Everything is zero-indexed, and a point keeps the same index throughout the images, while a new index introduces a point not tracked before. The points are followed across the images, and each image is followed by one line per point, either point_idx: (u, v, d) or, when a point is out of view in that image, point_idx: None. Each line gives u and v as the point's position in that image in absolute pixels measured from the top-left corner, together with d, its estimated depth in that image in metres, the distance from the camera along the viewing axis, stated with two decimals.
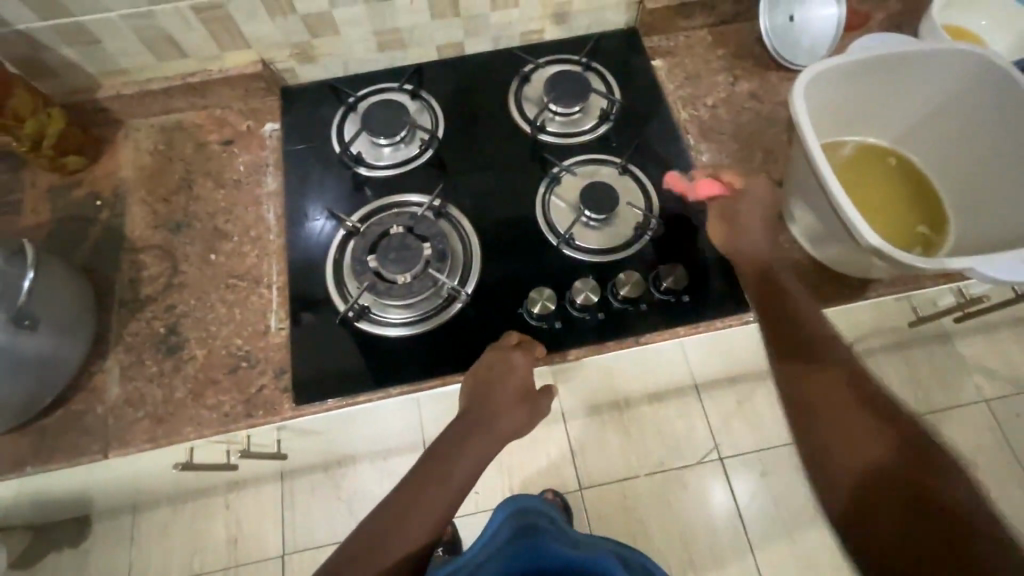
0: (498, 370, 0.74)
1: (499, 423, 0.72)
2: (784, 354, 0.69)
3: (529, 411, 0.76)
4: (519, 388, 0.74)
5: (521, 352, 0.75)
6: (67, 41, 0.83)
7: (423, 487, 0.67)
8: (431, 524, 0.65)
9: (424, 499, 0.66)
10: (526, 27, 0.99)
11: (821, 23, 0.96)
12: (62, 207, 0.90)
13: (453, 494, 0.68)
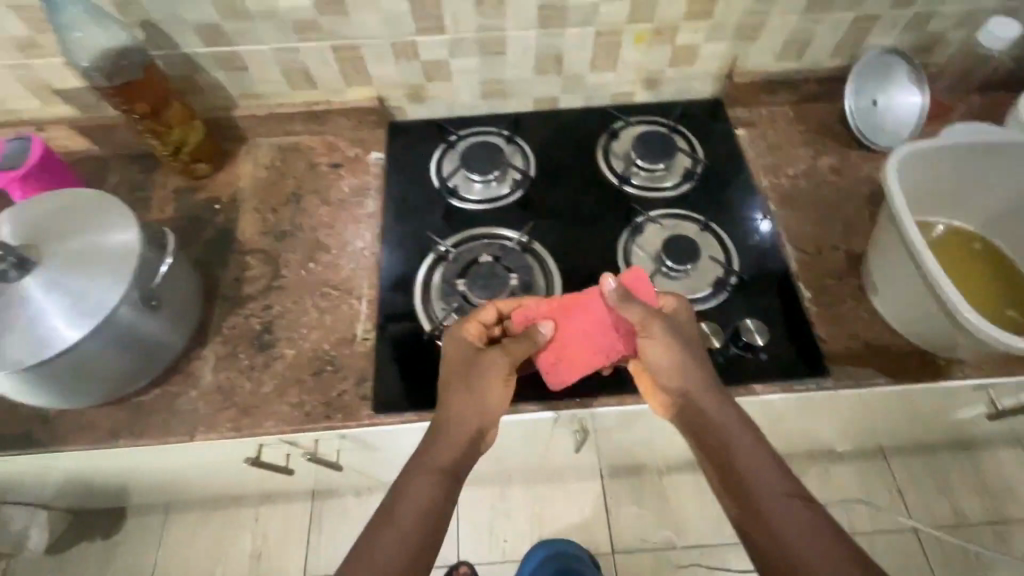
0: (449, 356, 0.75)
1: (458, 397, 0.72)
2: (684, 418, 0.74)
3: (496, 372, 0.73)
4: (469, 359, 0.74)
5: (474, 339, 0.76)
6: (219, 66, 0.94)
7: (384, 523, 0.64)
8: (399, 556, 0.62)
9: (389, 533, 0.63)
10: (621, 89, 1.05)
11: (903, 109, 1.01)
12: (184, 207, 0.99)
13: (432, 482, 0.67)
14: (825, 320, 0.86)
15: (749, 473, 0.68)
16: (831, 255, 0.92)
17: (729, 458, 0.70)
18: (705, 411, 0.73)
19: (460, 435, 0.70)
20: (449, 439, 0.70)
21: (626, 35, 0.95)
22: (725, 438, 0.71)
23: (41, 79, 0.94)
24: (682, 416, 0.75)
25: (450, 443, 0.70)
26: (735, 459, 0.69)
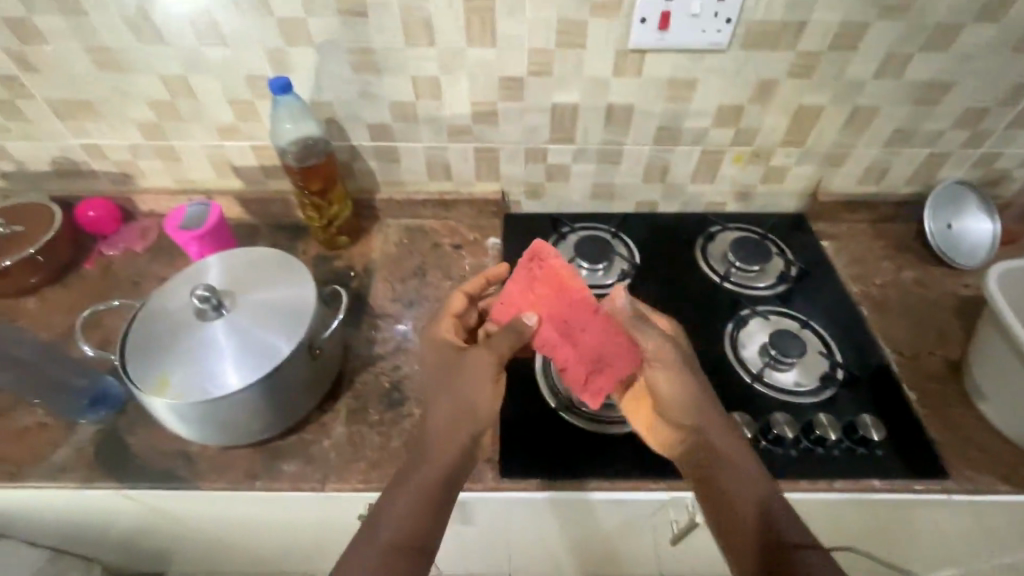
0: (431, 363, 0.80)
1: (444, 410, 0.74)
2: (689, 446, 0.77)
3: (479, 373, 0.74)
4: (448, 365, 0.77)
5: (448, 327, 0.84)
6: (376, 158, 1.10)
7: (376, 520, 0.68)
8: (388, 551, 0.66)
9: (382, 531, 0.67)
10: (715, 199, 1.18)
11: (976, 233, 1.10)
12: (322, 273, 1.11)
13: (421, 496, 0.69)
14: (936, 422, 0.88)
15: (738, 503, 0.71)
16: (929, 359, 0.97)
17: (732, 495, 0.72)
18: (713, 442, 0.75)
19: (451, 447, 0.72)
20: (441, 452, 0.72)
21: (728, 155, 1.09)
22: (721, 469, 0.74)
23: (226, 157, 1.10)
24: (688, 445, 0.77)
25: (439, 457, 0.71)
26: (726, 488, 0.73)
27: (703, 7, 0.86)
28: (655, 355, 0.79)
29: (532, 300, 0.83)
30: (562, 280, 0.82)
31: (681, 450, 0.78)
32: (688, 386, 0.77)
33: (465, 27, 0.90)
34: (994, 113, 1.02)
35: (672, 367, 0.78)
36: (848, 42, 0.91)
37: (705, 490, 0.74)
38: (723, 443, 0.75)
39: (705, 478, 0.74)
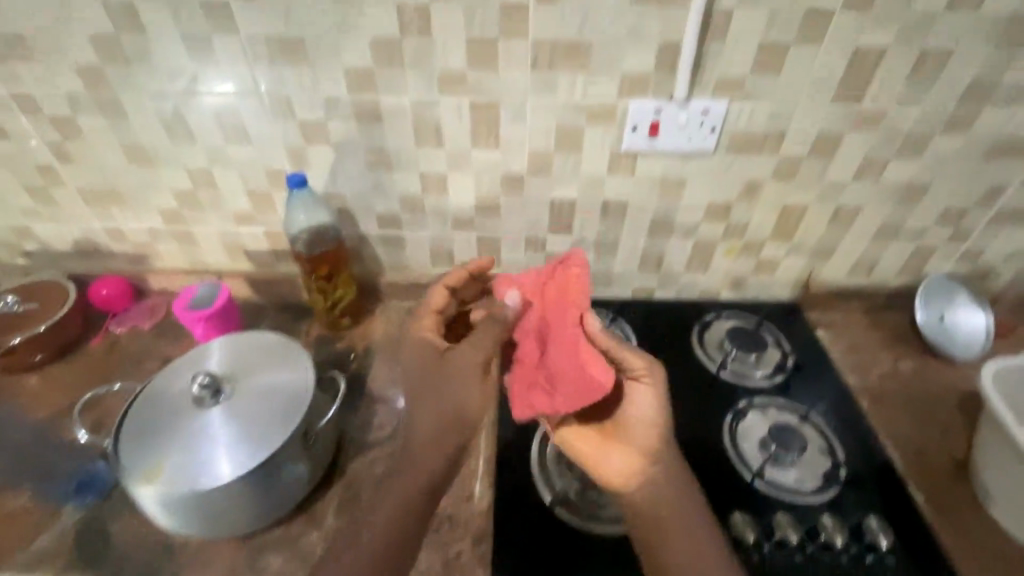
0: (413, 357, 0.84)
1: (428, 419, 0.80)
2: (641, 480, 0.78)
3: (466, 374, 0.80)
4: (434, 369, 0.81)
5: (433, 320, 0.86)
6: (382, 244, 1.15)
7: (355, 537, 0.75)
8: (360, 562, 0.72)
9: (358, 541, 0.74)
10: (710, 287, 1.21)
11: (969, 327, 1.11)
12: (323, 354, 1.12)
13: (394, 514, 0.76)
14: (947, 527, 0.85)
15: (685, 541, 0.74)
16: (934, 456, 0.95)
17: (679, 534, 0.75)
18: (669, 480, 0.79)
19: (431, 462, 0.79)
20: (420, 466, 0.79)
21: (720, 247, 1.13)
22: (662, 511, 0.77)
23: (240, 242, 1.16)
24: (643, 479, 0.78)
25: (416, 471, 0.78)
26: (674, 527, 0.75)
27: (690, 119, 0.93)
28: (635, 391, 0.79)
29: (531, 296, 0.86)
30: (566, 289, 0.82)
31: (631, 483, 0.79)
32: (657, 422, 0.78)
33: (470, 131, 0.97)
34: (975, 214, 1.05)
35: (649, 397, 0.78)
36: (826, 151, 0.97)
37: (653, 526, 0.76)
38: (669, 487, 0.78)
39: (656, 514, 0.77)
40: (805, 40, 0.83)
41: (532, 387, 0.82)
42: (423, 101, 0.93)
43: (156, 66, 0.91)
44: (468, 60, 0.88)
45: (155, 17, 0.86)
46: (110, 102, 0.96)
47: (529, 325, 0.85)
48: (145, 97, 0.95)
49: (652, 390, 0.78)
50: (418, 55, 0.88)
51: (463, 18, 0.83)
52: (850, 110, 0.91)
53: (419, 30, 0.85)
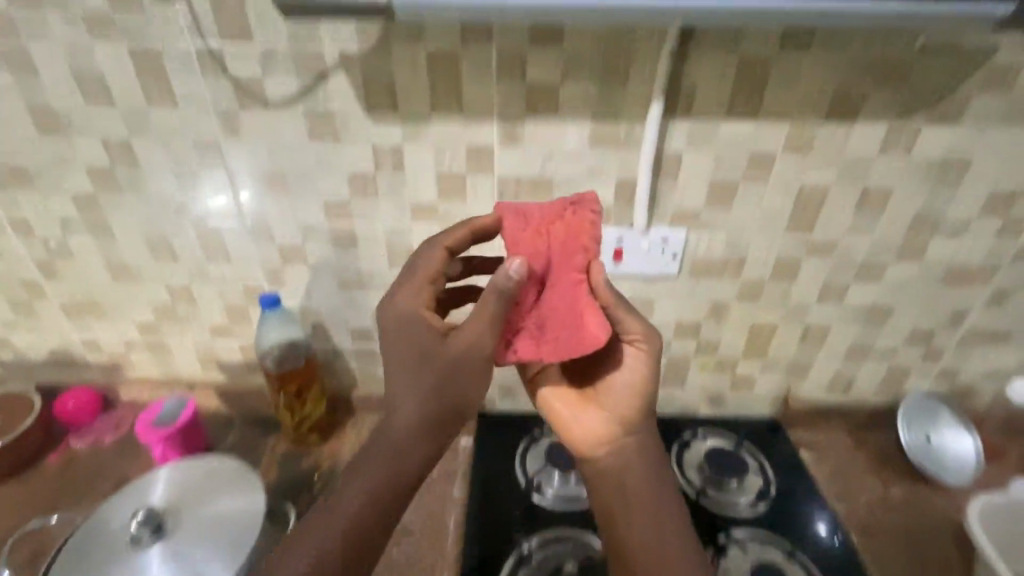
0: (400, 337, 0.74)
1: (411, 407, 0.71)
2: (622, 450, 0.83)
3: (466, 364, 0.72)
4: (427, 352, 0.73)
5: (423, 288, 0.77)
6: (355, 358, 1.14)
7: (332, 505, 0.70)
8: (337, 532, 0.68)
9: (336, 514, 0.69)
10: (688, 403, 1.19)
11: (957, 448, 1.08)
12: (286, 474, 1.08)
13: (365, 501, 0.70)
14: None
15: (659, 512, 0.79)
16: None
17: (655, 507, 0.79)
18: (649, 457, 0.83)
19: (411, 455, 0.72)
20: (399, 458, 0.71)
21: (693, 363, 1.13)
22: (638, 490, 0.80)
23: (213, 353, 1.16)
24: (624, 452, 0.83)
25: (393, 458, 0.71)
26: (649, 497, 0.80)
27: (651, 244, 0.96)
28: (629, 362, 0.83)
29: (523, 248, 0.75)
30: (576, 238, 0.76)
31: (610, 451, 0.83)
32: (644, 396, 0.83)
33: None
34: (943, 334, 1.05)
35: (642, 367, 0.82)
36: (786, 274, 0.99)
37: (628, 496, 0.80)
38: (648, 460, 0.83)
39: (631, 484, 0.80)
40: (753, 177, 0.89)
41: (518, 332, 0.77)
42: (396, 225, 0.97)
43: (148, 193, 0.97)
44: (438, 192, 0.93)
45: (150, 153, 0.92)
46: (100, 224, 1.01)
47: (535, 273, 0.75)
48: (133, 220, 1.00)
49: (642, 367, 0.82)
50: (392, 187, 0.93)
51: (432, 156, 0.90)
52: (804, 238, 0.95)
53: (393, 166, 0.91)
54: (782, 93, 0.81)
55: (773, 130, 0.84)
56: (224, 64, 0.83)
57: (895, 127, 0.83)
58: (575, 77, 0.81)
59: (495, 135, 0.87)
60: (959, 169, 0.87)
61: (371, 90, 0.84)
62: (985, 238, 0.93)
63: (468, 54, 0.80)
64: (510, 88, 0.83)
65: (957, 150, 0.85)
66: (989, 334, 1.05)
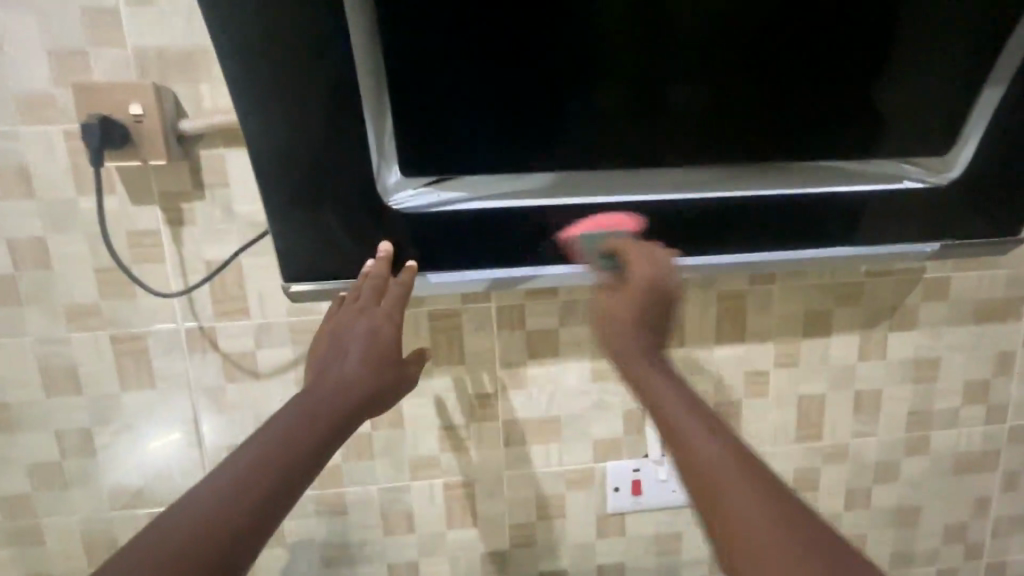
0: (354, 331, 0.64)
1: (352, 385, 0.60)
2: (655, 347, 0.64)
3: (404, 376, 0.66)
4: (381, 349, 0.64)
5: (386, 292, 0.67)
6: None
7: (240, 471, 0.50)
8: (247, 501, 0.49)
9: (252, 483, 0.50)
10: None
11: None
12: None
13: (288, 469, 0.52)
14: None
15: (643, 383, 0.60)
16: None
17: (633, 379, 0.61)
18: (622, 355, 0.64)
19: (343, 438, 0.59)
20: (338, 431, 0.58)
21: None
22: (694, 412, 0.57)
23: None
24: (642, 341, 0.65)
25: (311, 435, 0.55)
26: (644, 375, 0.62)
27: (669, 473, 0.91)
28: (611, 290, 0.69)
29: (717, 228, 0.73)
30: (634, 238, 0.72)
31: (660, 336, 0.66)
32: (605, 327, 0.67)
33: (445, 511, 0.89)
34: (974, 525, 1.01)
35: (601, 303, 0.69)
36: (809, 485, 0.95)
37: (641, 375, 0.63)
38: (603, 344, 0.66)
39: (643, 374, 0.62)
40: (753, 394, 0.91)
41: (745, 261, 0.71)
42: (393, 487, 0.88)
43: (98, 486, 0.83)
44: (440, 446, 0.87)
45: (111, 438, 0.82)
46: (28, 529, 0.84)
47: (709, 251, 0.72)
48: (71, 520, 0.84)
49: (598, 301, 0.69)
50: (388, 446, 0.86)
51: (434, 411, 0.86)
52: (815, 446, 0.93)
53: (391, 423, 0.86)
54: (759, 319, 0.88)
55: (760, 350, 0.89)
56: (214, 341, 0.80)
57: (865, 338, 0.90)
58: (571, 321, 0.85)
59: (499, 382, 0.86)
60: (932, 366, 0.93)
61: None
62: (977, 425, 0.96)
63: (468, 312, 0.83)
64: (510, 337, 0.85)
65: (923, 350, 0.92)
66: (1019, 520, 1.02)
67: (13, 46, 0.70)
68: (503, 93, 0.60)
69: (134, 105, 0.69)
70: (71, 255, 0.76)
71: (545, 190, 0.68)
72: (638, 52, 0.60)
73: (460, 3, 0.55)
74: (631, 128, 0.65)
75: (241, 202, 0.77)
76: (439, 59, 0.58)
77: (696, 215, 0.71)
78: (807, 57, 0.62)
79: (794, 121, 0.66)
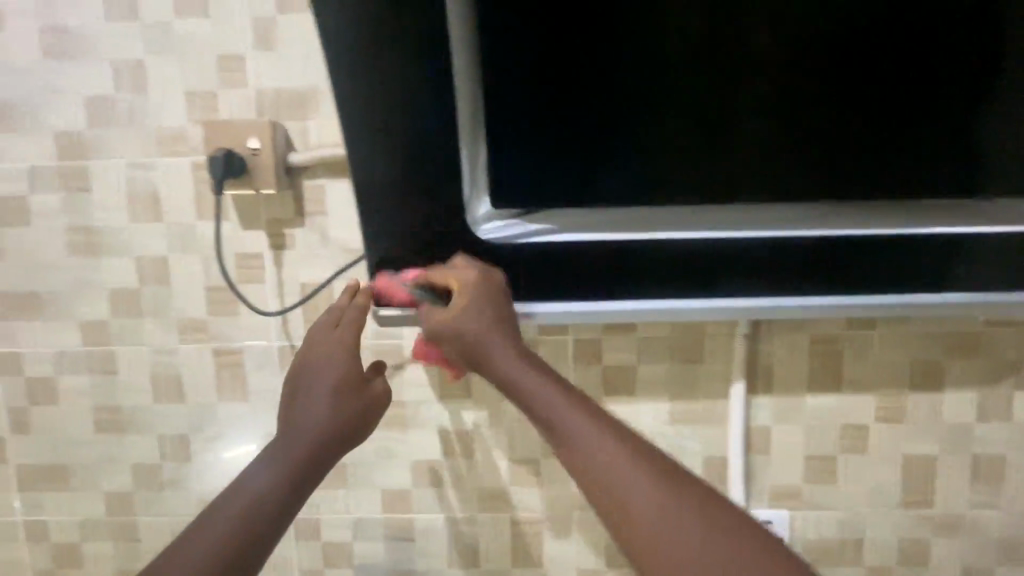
0: (312, 362, 0.65)
1: (315, 421, 0.61)
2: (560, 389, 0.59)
3: (371, 399, 0.65)
4: (342, 377, 0.64)
5: (340, 321, 0.67)
6: None
7: (225, 506, 0.56)
8: (228, 530, 0.55)
9: (231, 517, 0.56)
10: None
11: None
12: None
13: (262, 502, 0.57)
14: None
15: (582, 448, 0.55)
16: None
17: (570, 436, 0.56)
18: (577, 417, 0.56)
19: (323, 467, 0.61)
20: (312, 462, 0.60)
21: None
22: (578, 469, 0.54)
23: None
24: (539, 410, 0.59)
25: (286, 470, 0.59)
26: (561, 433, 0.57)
27: None
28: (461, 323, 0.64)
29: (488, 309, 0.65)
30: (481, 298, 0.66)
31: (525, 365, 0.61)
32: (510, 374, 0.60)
33: (512, 548, 0.87)
34: None
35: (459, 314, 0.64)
36: (917, 558, 0.84)
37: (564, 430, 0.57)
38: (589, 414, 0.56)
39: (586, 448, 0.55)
40: (850, 450, 0.83)
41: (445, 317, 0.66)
42: (461, 517, 0.87)
43: (190, 491, 0.89)
44: (509, 479, 0.86)
45: (205, 447, 0.87)
46: (127, 527, 0.90)
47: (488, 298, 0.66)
48: (164, 522, 0.89)
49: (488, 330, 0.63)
50: (458, 476, 0.86)
51: (506, 443, 0.85)
52: (924, 513, 0.83)
53: (463, 453, 0.86)
54: (858, 368, 0.81)
55: (859, 402, 0.82)
56: None
57: (984, 396, 0.81)
58: (650, 359, 0.82)
59: None
60: None
61: (448, 379, 0.84)
62: None
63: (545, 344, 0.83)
64: (587, 372, 0.83)
65: None
66: None
67: (158, 88, 0.80)
68: (595, 115, 0.61)
69: (253, 139, 0.77)
70: (187, 272, 0.83)
71: (631, 226, 0.67)
72: (716, 83, 0.59)
73: (559, 36, 0.57)
74: (725, 153, 0.63)
75: (337, 229, 0.81)
76: (542, 84, 0.60)
77: (790, 254, 0.67)
78: (911, 86, 0.59)
79: (902, 146, 0.62)
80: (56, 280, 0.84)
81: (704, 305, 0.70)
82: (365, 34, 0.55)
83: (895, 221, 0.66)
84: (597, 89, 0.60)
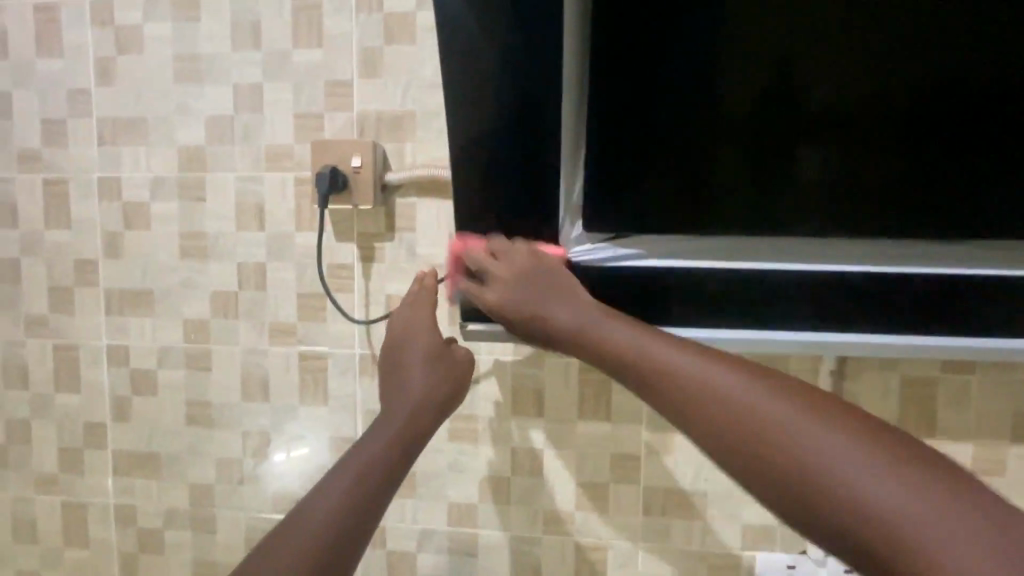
0: (402, 339, 0.69)
1: (413, 388, 0.65)
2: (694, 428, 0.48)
3: (456, 367, 0.69)
4: (430, 349, 0.68)
5: (417, 303, 0.71)
6: None
7: (342, 469, 0.57)
8: (347, 489, 0.55)
9: (349, 478, 0.56)
10: None
11: None
12: None
13: (373, 460, 0.58)
14: None
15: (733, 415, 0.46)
16: None
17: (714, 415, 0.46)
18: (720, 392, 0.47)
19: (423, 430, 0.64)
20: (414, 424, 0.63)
21: None
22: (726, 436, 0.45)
23: None
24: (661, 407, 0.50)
25: (391, 432, 0.61)
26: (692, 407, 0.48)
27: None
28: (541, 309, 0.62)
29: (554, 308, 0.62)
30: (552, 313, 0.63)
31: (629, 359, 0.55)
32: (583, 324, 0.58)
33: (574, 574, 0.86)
34: None
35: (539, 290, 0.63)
36: None
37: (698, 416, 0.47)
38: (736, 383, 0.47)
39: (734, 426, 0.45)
40: None
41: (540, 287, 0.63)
42: (525, 536, 0.87)
43: (267, 487, 0.92)
44: (575, 502, 0.85)
45: (283, 446, 0.91)
46: (206, 518, 0.94)
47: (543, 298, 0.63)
48: (240, 516, 0.93)
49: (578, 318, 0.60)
50: (524, 495, 0.86)
51: (575, 465, 0.85)
52: None
53: (531, 472, 0.86)
54: (953, 414, 0.77)
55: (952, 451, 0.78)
56: None
57: None
58: None
59: (644, 443, 0.83)
60: None
61: (520, 396, 0.85)
62: None
63: None
64: None
65: None
66: None
67: (272, 109, 0.87)
68: (671, 147, 0.62)
69: (355, 158, 0.82)
70: (283, 279, 0.89)
71: (751, 253, 0.66)
72: (791, 117, 0.60)
73: (636, 73, 0.60)
74: (805, 187, 0.63)
75: (424, 245, 0.85)
76: (622, 116, 0.62)
77: (916, 289, 0.64)
78: (990, 115, 0.58)
79: (984, 177, 0.61)
80: (166, 280, 0.91)
81: (832, 337, 0.66)
82: (487, 62, 0.59)
83: (919, 242, 0.64)
84: (674, 122, 0.61)
